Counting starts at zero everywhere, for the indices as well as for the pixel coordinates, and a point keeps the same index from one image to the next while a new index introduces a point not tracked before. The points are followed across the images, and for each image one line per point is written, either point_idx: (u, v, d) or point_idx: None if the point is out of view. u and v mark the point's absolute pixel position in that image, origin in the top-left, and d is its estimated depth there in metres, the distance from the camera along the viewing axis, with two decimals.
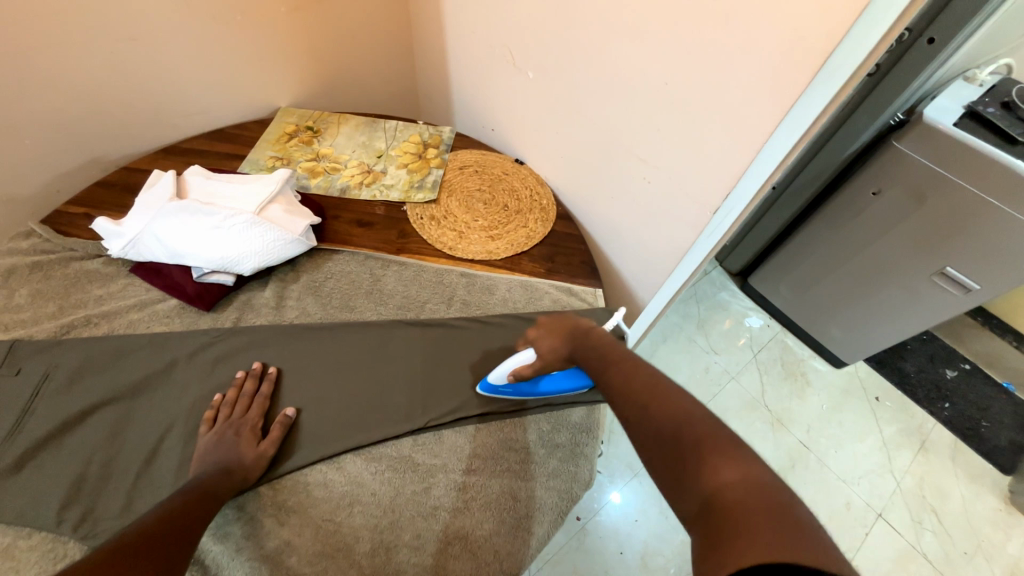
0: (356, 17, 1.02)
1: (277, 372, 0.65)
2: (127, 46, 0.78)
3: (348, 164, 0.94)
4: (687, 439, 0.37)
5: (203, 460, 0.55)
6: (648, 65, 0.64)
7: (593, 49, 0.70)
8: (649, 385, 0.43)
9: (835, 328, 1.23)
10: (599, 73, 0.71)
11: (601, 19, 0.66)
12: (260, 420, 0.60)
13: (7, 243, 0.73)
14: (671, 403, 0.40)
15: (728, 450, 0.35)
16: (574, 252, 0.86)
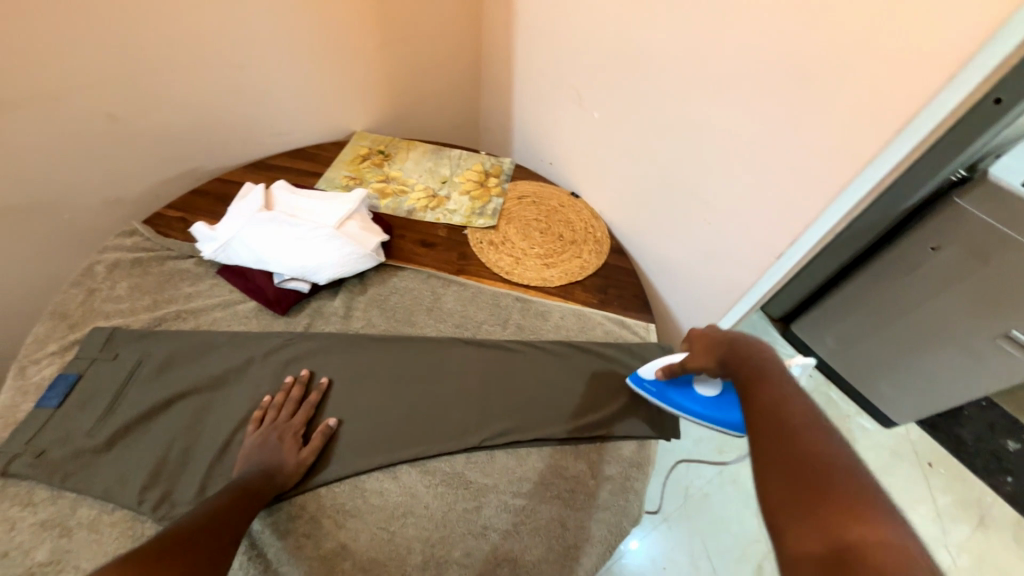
0: (433, 55, 1.11)
1: (327, 383, 0.68)
2: (237, 72, 0.89)
3: (416, 187, 1.00)
4: (826, 480, 0.33)
5: (248, 459, 0.58)
6: (714, 113, 0.67)
7: (660, 94, 0.74)
8: (787, 413, 0.40)
9: (884, 384, 1.19)
10: (665, 116, 0.75)
11: (670, 68, 0.71)
12: (303, 426, 0.63)
13: (114, 240, 0.81)
14: (818, 444, 0.36)
15: (881, 517, 0.31)
16: (627, 285, 0.88)
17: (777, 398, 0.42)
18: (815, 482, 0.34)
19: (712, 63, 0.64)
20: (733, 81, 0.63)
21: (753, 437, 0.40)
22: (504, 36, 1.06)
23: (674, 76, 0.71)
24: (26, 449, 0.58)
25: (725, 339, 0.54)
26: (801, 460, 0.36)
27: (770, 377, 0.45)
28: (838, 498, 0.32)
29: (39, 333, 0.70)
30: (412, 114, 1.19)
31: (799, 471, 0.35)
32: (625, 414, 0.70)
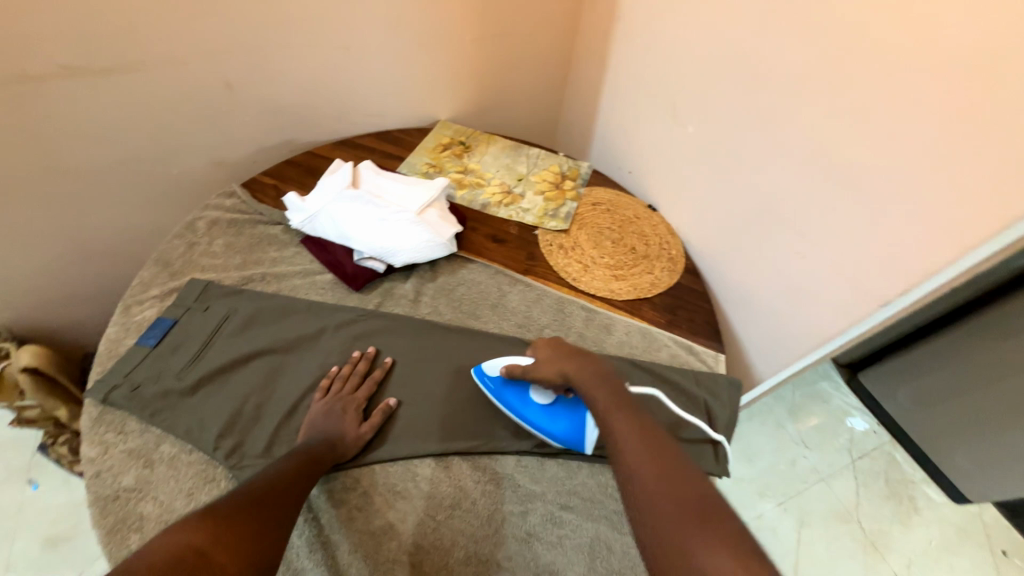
0: (526, 52, 1.11)
1: (391, 364, 0.70)
2: (342, 53, 0.94)
3: (492, 182, 1.00)
4: (693, 509, 0.40)
5: (312, 427, 0.61)
6: (840, 142, 0.63)
7: (775, 116, 0.70)
8: (649, 441, 0.47)
9: (964, 458, 1.26)
10: (777, 140, 0.71)
11: (795, 89, 0.66)
12: (365, 401, 0.65)
13: (215, 199, 0.87)
14: (674, 472, 0.44)
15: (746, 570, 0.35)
16: (698, 309, 0.84)
17: (648, 453, 0.45)
18: (699, 547, 0.37)
19: (852, 90, 0.60)
20: (873, 110, 0.58)
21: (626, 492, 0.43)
22: (601, 39, 1.04)
23: (798, 99, 0.66)
24: (125, 381, 0.64)
25: (591, 383, 0.56)
26: (687, 535, 0.38)
27: (631, 423, 0.49)
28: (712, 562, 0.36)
29: (144, 277, 0.76)
30: (497, 109, 1.19)
31: (683, 539, 0.38)
32: (684, 444, 0.67)
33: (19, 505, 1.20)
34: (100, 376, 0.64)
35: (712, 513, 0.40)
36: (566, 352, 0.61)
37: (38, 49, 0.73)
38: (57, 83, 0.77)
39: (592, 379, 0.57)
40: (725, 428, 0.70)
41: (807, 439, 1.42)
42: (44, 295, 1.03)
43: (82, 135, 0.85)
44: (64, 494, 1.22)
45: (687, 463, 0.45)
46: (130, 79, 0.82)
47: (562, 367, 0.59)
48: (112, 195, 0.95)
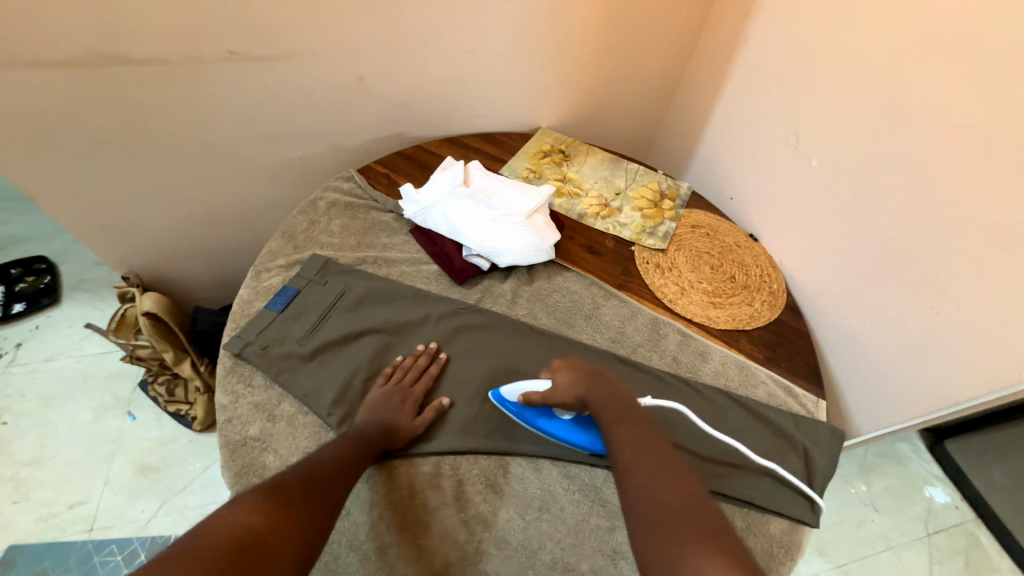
0: (637, 68, 1.12)
1: (445, 360, 0.71)
2: (465, 56, 0.98)
3: (589, 193, 1.01)
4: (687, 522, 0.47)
5: (372, 408, 0.63)
6: (1003, 199, 0.58)
7: (923, 163, 0.66)
8: (657, 456, 0.54)
9: None
10: (919, 188, 0.67)
11: (951, 138, 0.62)
12: (421, 395, 0.66)
13: (334, 181, 0.93)
14: (676, 489, 0.50)
15: (725, 559, 0.43)
16: (798, 349, 0.81)
17: (644, 464, 0.53)
18: (687, 548, 0.44)
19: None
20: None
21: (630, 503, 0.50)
22: (719, 59, 1.02)
23: (951, 149, 0.63)
24: (255, 340, 0.70)
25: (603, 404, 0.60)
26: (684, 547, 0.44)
27: (638, 436, 0.56)
28: (697, 556, 0.43)
29: (271, 246, 0.83)
30: (597, 119, 1.20)
31: (672, 540, 0.45)
32: (774, 485, 0.65)
33: (118, 432, 1.34)
34: (234, 333, 0.71)
35: (698, 513, 0.47)
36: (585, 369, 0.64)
37: (213, 37, 0.82)
38: (222, 65, 0.86)
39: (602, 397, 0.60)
40: (823, 477, 0.66)
41: (878, 502, 1.33)
42: (171, 249, 1.15)
43: (233, 112, 0.94)
44: (157, 429, 1.36)
45: (688, 481, 0.51)
46: (280, 67, 0.90)
47: (573, 378, 0.62)
48: (242, 168, 1.05)
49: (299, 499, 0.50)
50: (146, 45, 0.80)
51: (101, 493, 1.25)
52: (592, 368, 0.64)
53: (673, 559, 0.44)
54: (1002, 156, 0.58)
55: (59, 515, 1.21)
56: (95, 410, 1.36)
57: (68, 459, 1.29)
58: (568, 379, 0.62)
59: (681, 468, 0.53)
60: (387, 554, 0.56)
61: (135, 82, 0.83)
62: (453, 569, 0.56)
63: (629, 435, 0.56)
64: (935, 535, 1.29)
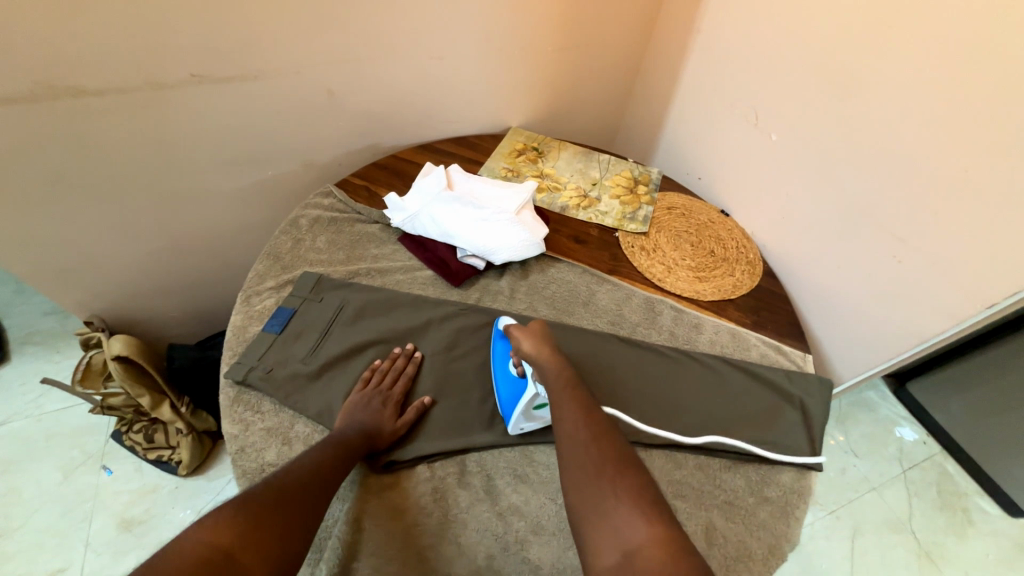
0: (598, 64, 1.17)
1: (420, 358, 0.71)
2: (434, 63, 0.99)
3: (568, 186, 1.03)
4: (620, 478, 0.51)
5: (352, 414, 0.62)
6: (946, 158, 0.67)
7: (876, 131, 0.74)
8: (599, 419, 0.57)
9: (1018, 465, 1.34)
10: (875, 153, 0.75)
11: (899, 105, 0.70)
12: (401, 397, 0.66)
13: (314, 198, 0.92)
14: (612, 448, 0.54)
15: (644, 509, 0.48)
16: (780, 311, 0.87)
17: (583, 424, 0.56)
18: (616, 505, 0.49)
19: (963, 112, 0.64)
20: (984, 131, 0.63)
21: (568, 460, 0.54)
22: (676, 50, 1.09)
23: (898, 116, 0.71)
24: (258, 364, 0.68)
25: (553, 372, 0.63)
26: (613, 505, 0.49)
27: (581, 401, 0.59)
28: (621, 509, 0.48)
29: (258, 269, 0.80)
30: (564, 115, 1.24)
31: (603, 497, 0.50)
32: (777, 436, 0.69)
33: (94, 489, 1.24)
34: (233, 360, 0.69)
35: (631, 472, 0.51)
36: (536, 340, 0.67)
37: (176, 61, 0.79)
38: (186, 89, 0.83)
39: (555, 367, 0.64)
40: (821, 424, 0.71)
41: (857, 447, 1.43)
42: (139, 286, 1.08)
43: (199, 137, 0.90)
44: (137, 480, 1.27)
45: (625, 443, 0.55)
46: (248, 86, 0.88)
47: (533, 346, 0.66)
48: (211, 193, 1.00)
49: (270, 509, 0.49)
50: (102, 73, 0.76)
51: (82, 556, 1.15)
52: (544, 340, 0.68)
53: (599, 508, 0.49)
54: (942, 120, 0.66)
55: None
56: (64, 470, 1.26)
57: (37, 526, 1.18)
58: (530, 346, 0.67)
59: (615, 429, 0.57)
60: (427, 558, 0.56)
61: (90, 113, 0.79)
62: (495, 562, 0.56)
63: (570, 399, 0.59)
64: (909, 470, 1.40)
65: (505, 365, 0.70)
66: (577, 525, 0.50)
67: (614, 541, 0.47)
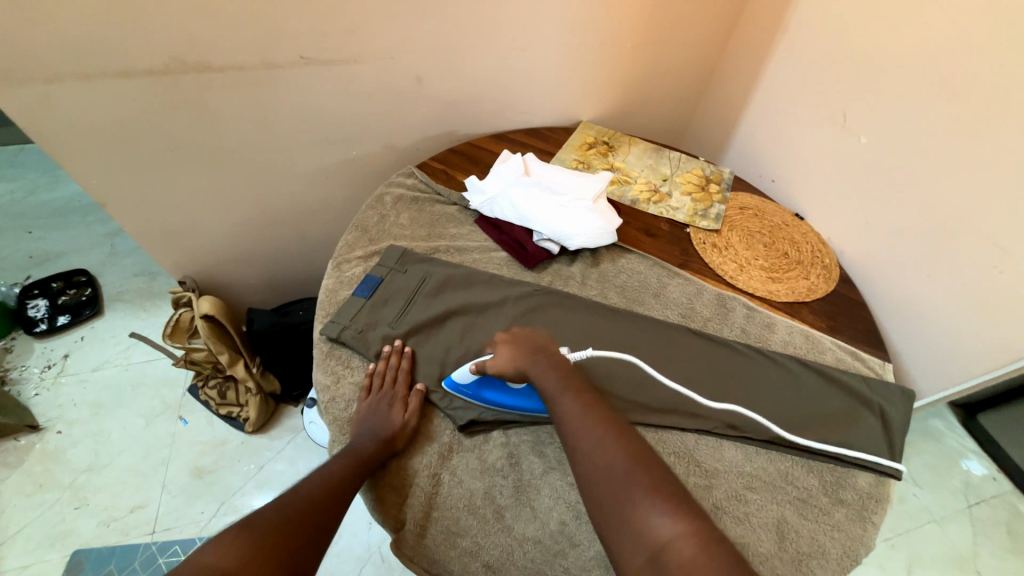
0: (675, 61, 1.17)
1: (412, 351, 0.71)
2: (518, 54, 1.02)
3: (638, 180, 1.04)
4: (635, 477, 0.51)
5: (362, 422, 0.63)
6: None
7: (988, 136, 0.71)
8: (606, 417, 0.57)
9: None
10: (982, 160, 0.72)
11: (1018, 109, 0.67)
12: (403, 392, 0.66)
13: (398, 177, 0.97)
14: (622, 446, 0.54)
15: (666, 504, 0.49)
16: (858, 318, 0.85)
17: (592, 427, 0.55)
18: (639, 504, 0.49)
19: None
20: None
21: (583, 467, 0.54)
22: (758, 49, 1.08)
23: (1013, 119, 0.68)
24: (351, 324, 0.73)
25: (552, 375, 0.61)
26: (635, 504, 0.49)
27: (581, 403, 0.58)
28: (644, 509, 0.49)
29: (347, 239, 0.86)
30: (634, 111, 1.25)
31: (625, 499, 0.50)
32: (851, 439, 0.67)
33: (171, 437, 1.34)
34: (327, 319, 0.75)
35: (647, 466, 0.52)
36: (529, 342, 0.65)
37: (288, 44, 0.86)
38: (293, 70, 0.90)
39: (546, 367, 0.62)
40: (901, 434, 0.69)
41: (918, 477, 1.36)
42: (228, 252, 1.18)
43: (298, 114, 0.97)
44: (208, 432, 1.36)
45: (634, 437, 0.55)
46: (346, 70, 0.94)
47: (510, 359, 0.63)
48: (300, 168, 1.08)
49: (293, 516, 0.52)
50: (225, 52, 0.83)
51: (159, 496, 1.24)
52: (529, 345, 0.65)
53: (624, 511, 0.49)
54: None
55: (119, 520, 1.20)
56: (147, 416, 1.36)
57: (121, 465, 1.28)
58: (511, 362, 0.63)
59: (623, 423, 0.57)
60: (503, 517, 0.59)
61: (209, 87, 0.87)
62: (569, 529, 0.58)
63: (573, 404, 0.58)
64: (976, 506, 1.32)
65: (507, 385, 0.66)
66: (603, 532, 0.50)
67: (641, 545, 0.47)
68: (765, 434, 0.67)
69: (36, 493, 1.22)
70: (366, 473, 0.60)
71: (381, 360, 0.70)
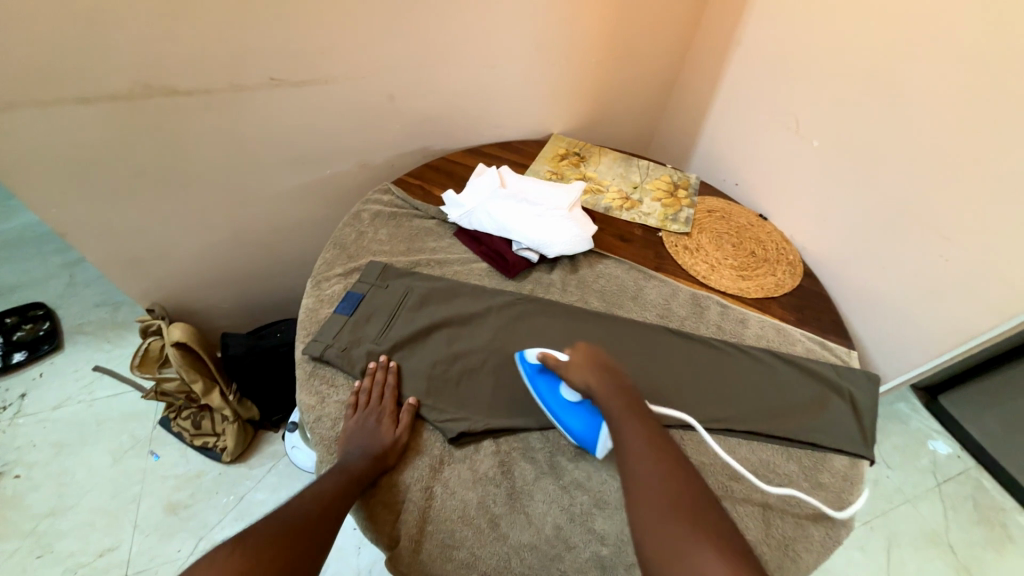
0: (639, 74, 1.22)
1: (398, 366, 0.71)
2: (488, 71, 1.05)
3: (610, 188, 1.08)
4: (693, 516, 0.48)
5: (351, 440, 0.62)
6: (994, 157, 0.70)
7: (923, 136, 0.77)
8: (669, 449, 0.55)
9: None
10: (920, 158, 0.78)
11: (947, 111, 0.74)
12: (392, 408, 0.66)
13: (374, 194, 0.97)
14: (683, 481, 0.51)
15: (726, 554, 0.45)
16: (823, 309, 0.90)
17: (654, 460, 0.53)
18: (693, 545, 0.46)
19: (1013, 116, 0.67)
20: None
21: (637, 494, 0.51)
22: (714, 62, 1.14)
23: (945, 120, 0.74)
24: (334, 341, 0.73)
25: (617, 398, 0.59)
26: (687, 543, 0.46)
27: (644, 431, 0.56)
28: (698, 552, 0.45)
29: (326, 257, 0.86)
30: (603, 122, 1.29)
31: (678, 536, 0.47)
32: (824, 424, 0.71)
33: (141, 473, 1.27)
34: (310, 339, 0.74)
35: (705, 508, 0.49)
36: (598, 362, 0.64)
37: (259, 66, 0.87)
38: (264, 91, 0.90)
39: (611, 390, 0.60)
40: (869, 416, 0.73)
41: (890, 459, 1.42)
42: (200, 276, 1.15)
43: (270, 134, 0.97)
44: (182, 465, 1.30)
45: (695, 474, 0.52)
46: (319, 90, 0.94)
47: (584, 377, 0.61)
48: (274, 189, 1.07)
49: (284, 539, 0.51)
50: (193, 75, 0.83)
51: (131, 537, 1.17)
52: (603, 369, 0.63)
53: (677, 549, 0.46)
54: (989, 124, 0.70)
55: (88, 566, 1.13)
56: (115, 453, 1.29)
57: (87, 507, 1.20)
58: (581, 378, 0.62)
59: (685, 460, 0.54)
60: (498, 525, 0.59)
61: (177, 109, 0.86)
62: (564, 532, 0.59)
63: (637, 430, 0.56)
64: (944, 483, 1.39)
65: (559, 395, 0.65)
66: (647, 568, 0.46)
67: None
68: (745, 426, 0.70)
69: None
70: (359, 492, 0.59)
71: (365, 377, 0.69)
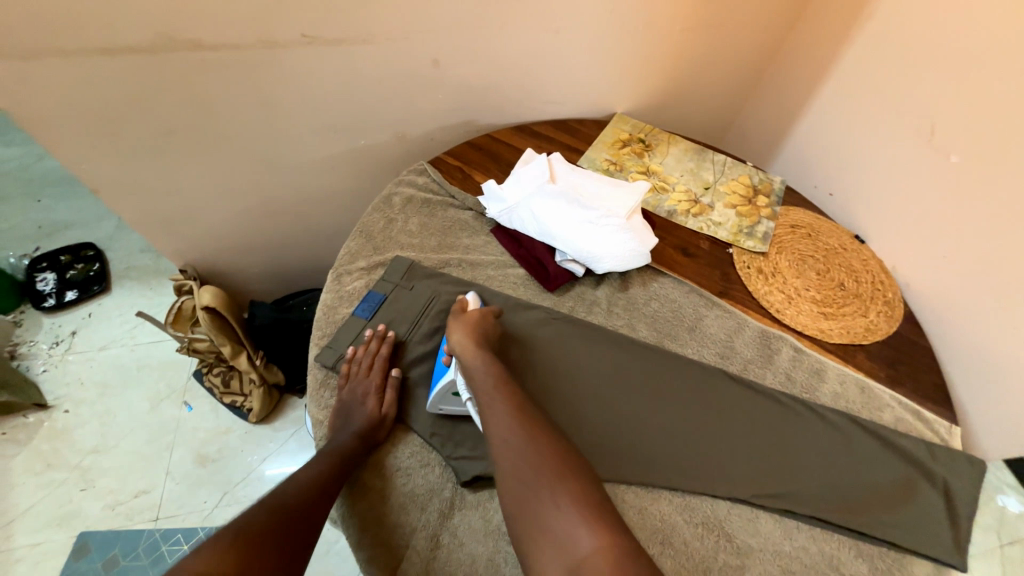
0: (729, 48, 1.02)
1: (394, 338, 0.67)
2: (550, 37, 0.90)
3: (676, 187, 0.93)
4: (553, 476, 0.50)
5: (342, 411, 0.61)
6: None
7: None
8: (525, 412, 0.55)
9: None
10: None
11: None
12: (380, 381, 0.63)
13: (409, 175, 0.87)
14: (541, 445, 0.52)
15: (589, 514, 0.48)
16: (921, 365, 0.74)
17: (516, 430, 0.53)
18: (556, 509, 0.48)
19: None
20: None
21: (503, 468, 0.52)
22: (828, 40, 0.93)
23: None
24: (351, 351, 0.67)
25: (474, 364, 0.59)
26: (549, 512, 0.48)
27: (501, 399, 0.56)
28: (562, 517, 0.48)
29: (350, 247, 0.78)
30: (676, 103, 1.11)
31: (541, 505, 0.49)
32: (907, 518, 0.59)
33: (176, 423, 1.32)
34: (325, 343, 0.68)
35: (559, 462, 0.51)
36: (465, 326, 0.63)
37: (290, 20, 0.76)
38: (296, 50, 0.80)
39: (474, 353, 0.60)
40: (966, 515, 0.60)
41: None
42: (230, 241, 1.11)
43: (302, 98, 0.87)
44: (212, 420, 1.33)
45: (550, 431, 0.54)
46: (355, 51, 0.83)
47: (461, 343, 0.60)
48: (305, 158, 0.99)
49: None
50: (220, 29, 0.73)
51: (164, 483, 1.23)
52: (479, 335, 0.63)
53: (538, 521, 0.48)
54: None
55: (124, 504, 1.20)
56: (152, 400, 1.34)
57: (126, 449, 1.27)
58: (457, 342, 0.61)
59: (543, 422, 0.55)
60: None
61: (203, 67, 0.77)
62: None
63: (495, 395, 0.56)
64: None
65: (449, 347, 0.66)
66: (518, 538, 0.49)
67: (561, 555, 0.46)
68: (809, 509, 0.59)
69: (45, 472, 1.22)
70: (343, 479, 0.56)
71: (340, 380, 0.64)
